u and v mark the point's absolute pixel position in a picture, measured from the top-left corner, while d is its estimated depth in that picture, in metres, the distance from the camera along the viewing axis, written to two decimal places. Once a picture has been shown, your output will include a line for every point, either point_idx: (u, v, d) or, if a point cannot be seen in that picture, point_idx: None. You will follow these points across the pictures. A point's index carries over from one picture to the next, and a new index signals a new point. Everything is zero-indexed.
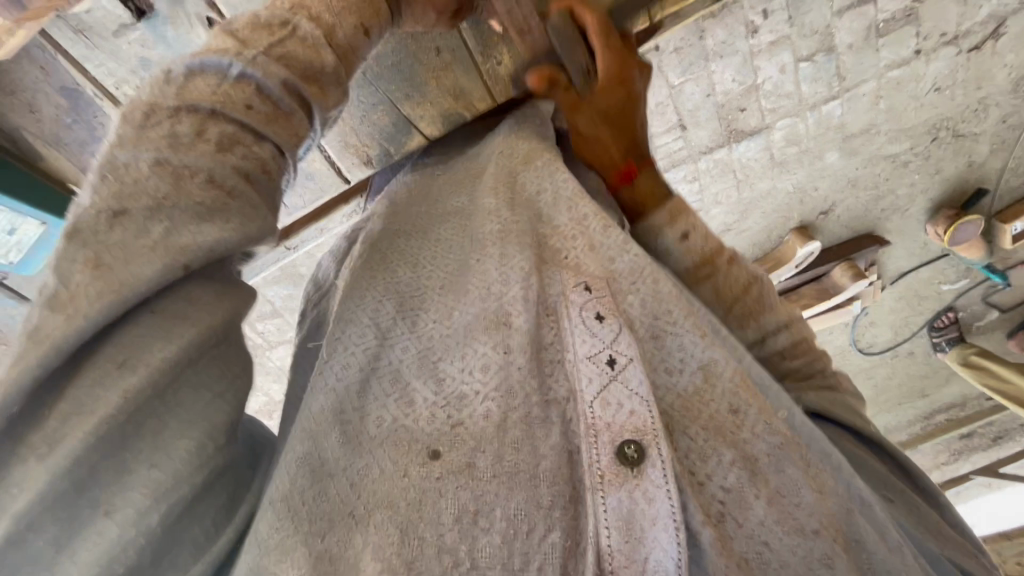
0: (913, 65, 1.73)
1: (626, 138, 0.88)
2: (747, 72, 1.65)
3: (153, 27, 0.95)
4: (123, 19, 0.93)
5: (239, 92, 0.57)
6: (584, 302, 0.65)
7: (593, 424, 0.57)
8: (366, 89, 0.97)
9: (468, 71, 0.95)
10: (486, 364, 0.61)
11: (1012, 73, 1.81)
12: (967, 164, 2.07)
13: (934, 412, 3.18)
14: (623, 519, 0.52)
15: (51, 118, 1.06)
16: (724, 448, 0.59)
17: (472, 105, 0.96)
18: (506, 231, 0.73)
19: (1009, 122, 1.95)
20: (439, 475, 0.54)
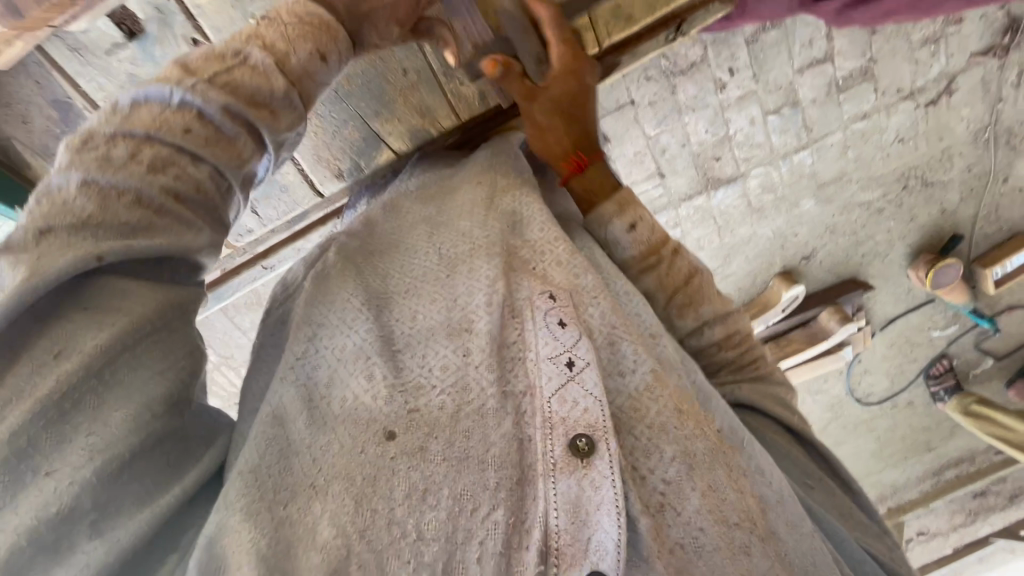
0: (875, 118, 1.84)
1: (579, 130, 0.90)
2: (717, 123, 1.75)
3: (145, 46, 0.78)
4: (114, 35, 0.76)
5: (179, 117, 0.60)
6: (547, 308, 0.67)
7: (549, 419, 0.59)
8: (338, 108, 1.01)
9: (434, 92, 1.02)
10: (447, 363, 0.64)
11: (970, 126, 1.93)
12: (940, 211, 2.15)
13: (943, 467, 3.06)
14: (570, 503, 0.55)
15: (34, 128, 0.81)
16: (665, 444, 0.60)
17: (436, 121, 1.05)
18: (475, 246, 0.76)
19: (974, 171, 2.06)
20: (396, 460, 0.56)
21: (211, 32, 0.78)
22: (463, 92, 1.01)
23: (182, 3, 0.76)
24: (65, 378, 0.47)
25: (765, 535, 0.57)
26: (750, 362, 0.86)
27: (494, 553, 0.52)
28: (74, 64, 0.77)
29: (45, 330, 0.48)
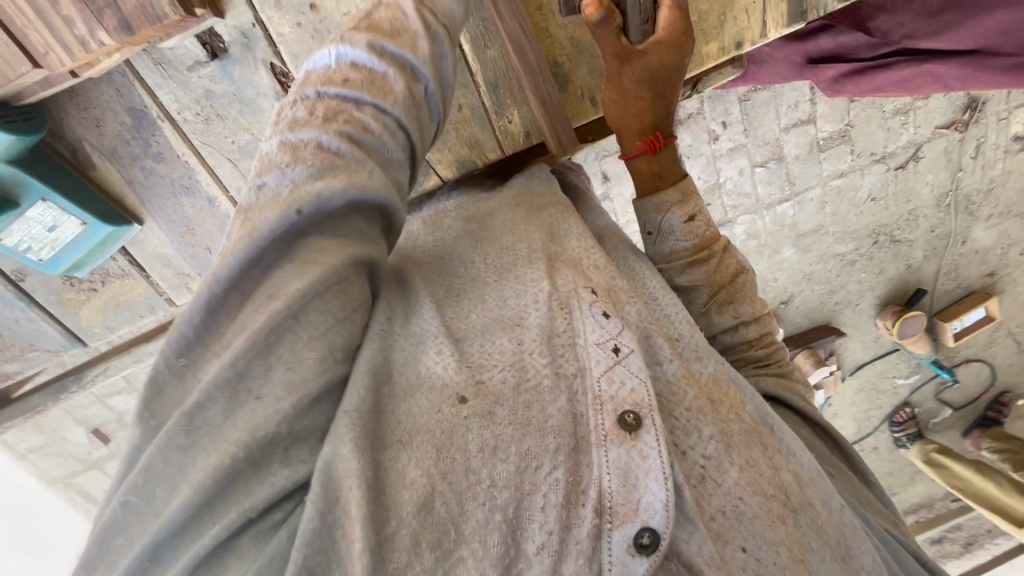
0: (850, 177, 2.01)
1: (664, 97, 0.75)
2: (709, 171, 1.88)
3: (225, 67, 0.83)
4: (199, 56, 0.82)
5: (342, 133, 0.51)
6: (589, 299, 0.61)
7: (599, 397, 0.54)
8: None
9: (484, 127, 1.00)
10: (505, 349, 0.56)
11: (934, 190, 2.08)
12: (906, 267, 2.24)
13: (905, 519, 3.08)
14: (621, 470, 0.50)
15: (105, 133, 0.84)
16: (705, 422, 0.57)
17: (483, 154, 1.01)
18: (516, 251, 0.69)
19: (938, 232, 2.17)
20: (468, 418, 0.50)
21: (287, 58, 0.84)
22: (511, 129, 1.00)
23: (266, 31, 0.82)
24: (251, 341, 0.44)
25: (801, 508, 0.58)
26: (774, 358, 0.83)
27: (556, 505, 0.48)
28: (156, 77, 0.82)
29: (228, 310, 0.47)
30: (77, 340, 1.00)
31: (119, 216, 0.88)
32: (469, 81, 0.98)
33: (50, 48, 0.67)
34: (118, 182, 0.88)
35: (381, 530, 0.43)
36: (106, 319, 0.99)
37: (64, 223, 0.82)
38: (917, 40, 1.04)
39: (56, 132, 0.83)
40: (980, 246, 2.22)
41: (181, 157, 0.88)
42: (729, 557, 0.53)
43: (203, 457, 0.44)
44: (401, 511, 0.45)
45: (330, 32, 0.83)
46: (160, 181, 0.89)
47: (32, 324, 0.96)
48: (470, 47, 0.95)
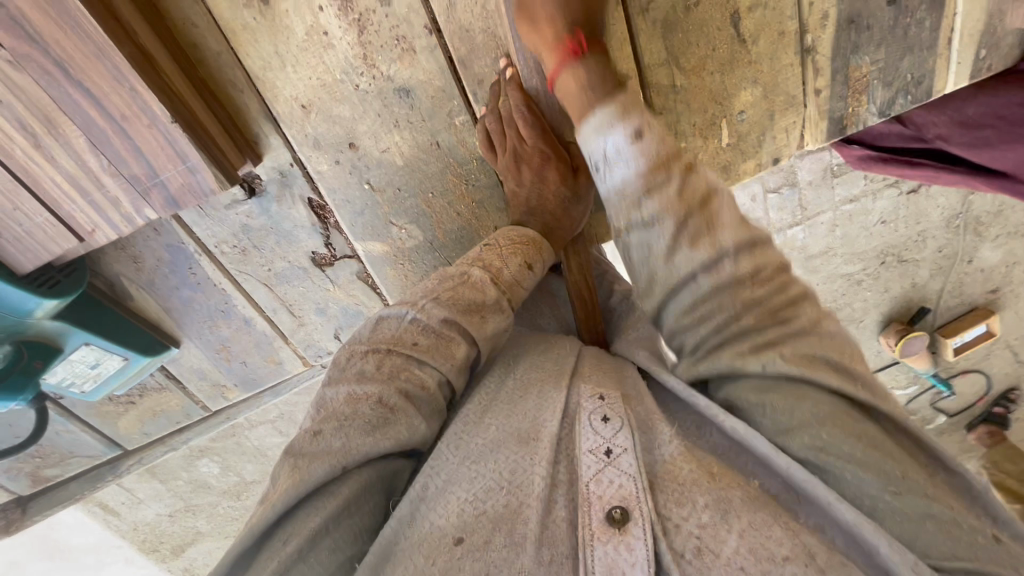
0: (862, 200, 1.64)
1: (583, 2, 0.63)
2: None
3: (262, 204, 0.83)
4: (235, 194, 0.81)
5: (410, 332, 0.70)
6: (592, 407, 0.64)
7: (587, 497, 0.56)
8: (372, 224, 0.88)
9: None
10: (513, 466, 0.61)
11: (945, 212, 1.71)
12: (911, 285, 1.90)
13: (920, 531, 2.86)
14: (607, 568, 0.51)
15: (142, 268, 0.83)
16: (697, 492, 0.53)
17: None
18: (541, 373, 0.74)
19: (944, 253, 1.81)
20: (461, 557, 0.54)
21: (325, 191, 0.83)
22: None
23: (305, 169, 0.81)
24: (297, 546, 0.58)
25: (827, 564, 0.46)
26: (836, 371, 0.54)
27: None
28: (193, 215, 0.81)
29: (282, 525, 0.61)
30: (116, 445, 1.02)
31: (158, 344, 0.89)
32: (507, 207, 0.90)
33: (96, 226, 0.66)
34: (156, 310, 0.88)
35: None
36: (144, 426, 1.01)
37: (107, 360, 0.83)
38: (949, 144, 1.01)
39: (94, 269, 0.82)
40: (986, 265, 1.85)
41: (218, 285, 0.88)
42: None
43: None
44: None
45: (369, 167, 0.83)
46: (197, 307, 0.89)
47: (71, 434, 0.98)
48: None
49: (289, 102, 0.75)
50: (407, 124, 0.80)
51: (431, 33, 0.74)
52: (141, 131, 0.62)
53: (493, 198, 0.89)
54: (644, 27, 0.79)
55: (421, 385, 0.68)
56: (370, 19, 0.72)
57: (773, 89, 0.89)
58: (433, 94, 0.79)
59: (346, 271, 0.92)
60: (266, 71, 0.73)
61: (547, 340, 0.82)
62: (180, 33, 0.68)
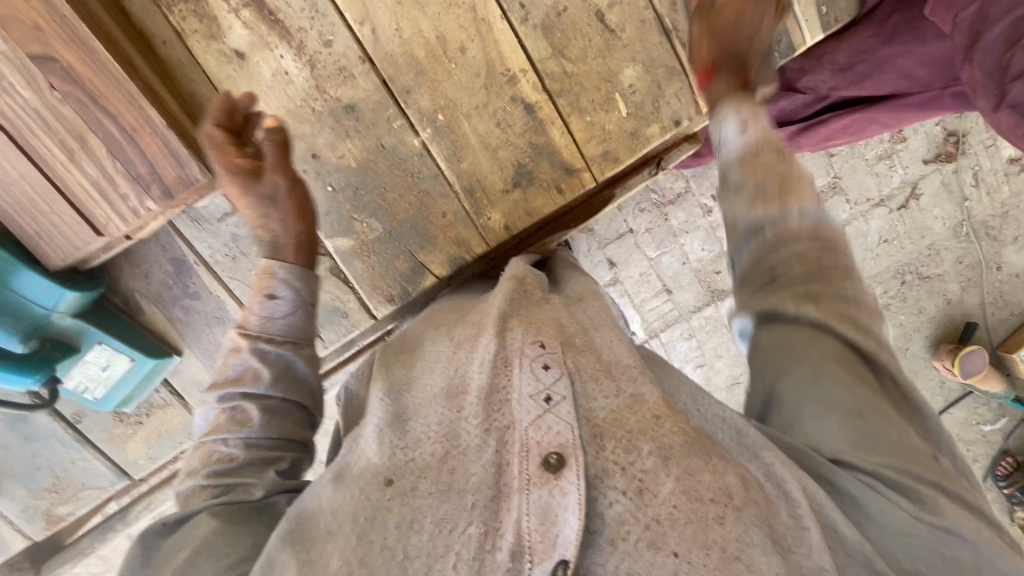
0: (854, 225, 1.85)
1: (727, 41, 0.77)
2: None
3: None
4: (223, 208, 1.00)
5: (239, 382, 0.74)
6: (534, 354, 0.63)
7: (524, 443, 0.56)
8: (334, 219, 1.04)
9: (469, 226, 1.09)
10: (441, 418, 0.61)
11: (947, 222, 1.89)
12: (945, 302, 2.00)
13: None
14: (541, 509, 0.52)
15: (152, 281, 1.01)
16: (642, 440, 0.55)
17: (471, 250, 1.10)
18: (477, 321, 0.71)
19: (966, 262, 1.96)
20: (390, 500, 0.55)
21: None
22: (492, 225, 1.10)
23: None
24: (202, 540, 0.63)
25: (742, 503, 0.53)
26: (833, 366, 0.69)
27: (468, 561, 0.51)
28: (192, 230, 0.99)
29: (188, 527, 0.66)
30: (124, 474, 1.09)
31: (163, 352, 1.01)
32: (448, 191, 1.07)
33: (110, 218, 0.85)
34: (163, 322, 1.03)
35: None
36: (149, 449, 1.09)
37: (116, 362, 0.96)
38: (843, 91, 1.12)
39: (113, 286, 0.99)
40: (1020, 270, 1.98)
41: (213, 291, 1.03)
42: (661, 565, 0.50)
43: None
44: None
45: (331, 173, 1.02)
46: (195, 315, 1.04)
47: (86, 462, 1.06)
48: (446, 163, 1.06)
49: (264, 127, 0.98)
50: (355, 133, 1.01)
51: (365, 62, 0.99)
52: (145, 138, 0.83)
53: (437, 186, 1.06)
54: (527, 32, 1.03)
55: (229, 456, 0.71)
56: (318, 58, 0.97)
57: (651, 64, 1.07)
58: (374, 107, 1.01)
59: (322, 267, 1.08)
60: None
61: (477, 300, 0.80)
62: (183, 87, 0.94)
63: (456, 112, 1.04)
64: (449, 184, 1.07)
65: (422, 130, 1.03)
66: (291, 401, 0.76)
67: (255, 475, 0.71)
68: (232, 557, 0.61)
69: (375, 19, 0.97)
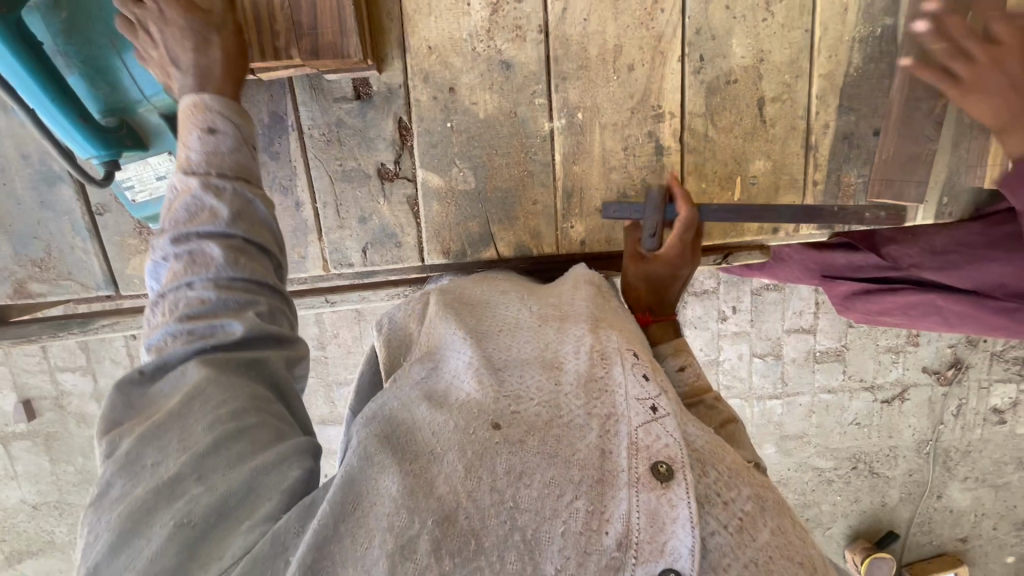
0: (839, 395, 1.92)
1: (654, 284, 0.96)
2: (711, 346, 1.84)
3: (364, 109, 1.00)
4: (345, 93, 0.99)
5: (193, 221, 0.64)
6: (632, 360, 0.64)
7: (635, 442, 0.56)
8: (436, 155, 1.03)
9: (550, 224, 1.09)
10: (542, 386, 0.61)
11: (916, 433, 1.98)
12: (881, 503, 2.07)
13: None
14: (649, 513, 0.52)
15: None
16: (743, 483, 0.57)
17: (540, 245, 1.10)
18: (563, 313, 0.75)
19: (914, 477, 2.04)
20: (498, 444, 0.55)
21: (415, 117, 1.01)
22: (571, 234, 1.10)
23: (407, 93, 1.00)
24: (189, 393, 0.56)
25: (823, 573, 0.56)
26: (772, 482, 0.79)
27: (575, 532, 0.51)
28: (305, 96, 0.99)
29: (175, 376, 0.59)
30: (112, 284, 1.03)
31: None
32: (550, 183, 1.07)
33: (286, 45, 0.87)
34: None
35: (401, 535, 0.49)
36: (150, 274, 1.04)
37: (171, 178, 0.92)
38: (923, 271, 1.16)
39: None
40: (954, 507, 2.08)
41: (293, 161, 1.02)
42: None
43: (168, 449, 0.54)
44: (425, 517, 0.50)
45: (456, 112, 1.02)
46: (266, 173, 1.02)
47: (83, 255, 1.02)
48: (561, 158, 1.06)
49: (421, 40, 0.98)
50: (499, 88, 1.01)
51: (541, 32, 0.99)
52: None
53: (542, 173, 1.06)
54: (692, 83, 1.05)
55: (200, 297, 0.61)
56: (503, 7, 0.98)
57: (780, 167, 1.10)
58: (526, 75, 1.01)
59: (400, 192, 1.05)
60: (415, 13, 0.97)
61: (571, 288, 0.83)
62: None
63: (595, 118, 1.04)
64: (553, 177, 1.07)
65: (557, 119, 1.03)
66: (255, 243, 0.67)
67: (233, 318, 0.61)
68: (230, 404, 0.56)
69: (570, 1, 0.99)
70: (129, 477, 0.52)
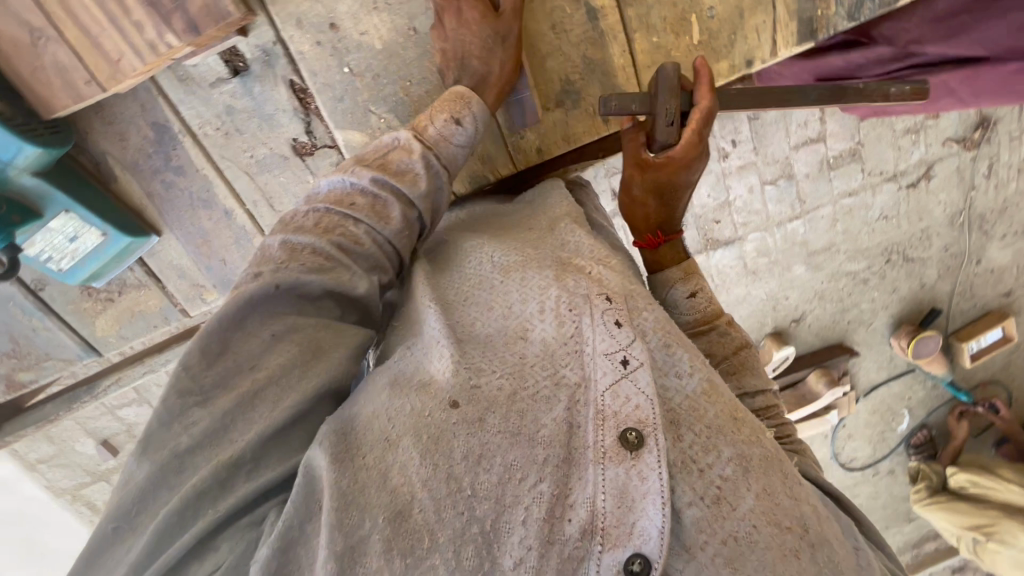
0: (861, 196, 1.81)
1: (667, 197, 0.84)
2: (718, 188, 1.72)
3: (246, 84, 0.86)
4: (220, 72, 0.84)
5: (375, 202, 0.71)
6: (603, 308, 0.64)
7: (602, 411, 0.58)
8: (345, 105, 0.88)
9: (497, 142, 0.97)
10: (506, 360, 0.61)
11: (947, 209, 1.89)
12: (919, 285, 2.03)
13: (923, 539, 2.71)
14: (617, 489, 0.55)
15: (128, 146, 0.87)
16: (726, 444, 0.59)
17: (496, 169, 0.99)
18: (525, 255, 0.73)
19: (951, 251, 1.97)
20: (457, 425, 0.56)
21: (306, 74, 0.86)
22: (524, 145, 0.98)
23: (287, 49, 0.85)
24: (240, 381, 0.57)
25: (816, 539, 0.57)
26: (786, 435, 0.80)
27: (539, 518, 0.53)
28: (179, 94, 0.84)
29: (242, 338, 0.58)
30: (92, 349, 1.01)
31: (137, 229, 0.90)
32: None
33: (122, 54, 0.71)
34: (138, 194, 0.90)
35: (352, 535, 0.50)
36: (120, 329, 1.01)
37: (84, 234, 0.84)
38: (925, 46, 1.01)
39: (81, 145, 0.85)
40: (994, 266, 2.03)
41: (201, 170, 0.90)
42: None
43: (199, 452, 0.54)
44: (375, 517, 0.51)
45: (350, 51, 0.86)
46: (180, 192, 0.91)
47: (49, 333, 0.98)
48: None
49: None
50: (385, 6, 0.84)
51: None
52: None
53: None
54: None
55: (358, 241, 0.68)
56: None
57: None
58: None
59: (326, 162, 0.93)
60: None
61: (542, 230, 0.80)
62: None
63: None
64: None
65: None
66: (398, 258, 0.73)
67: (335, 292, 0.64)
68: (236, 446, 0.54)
69: None
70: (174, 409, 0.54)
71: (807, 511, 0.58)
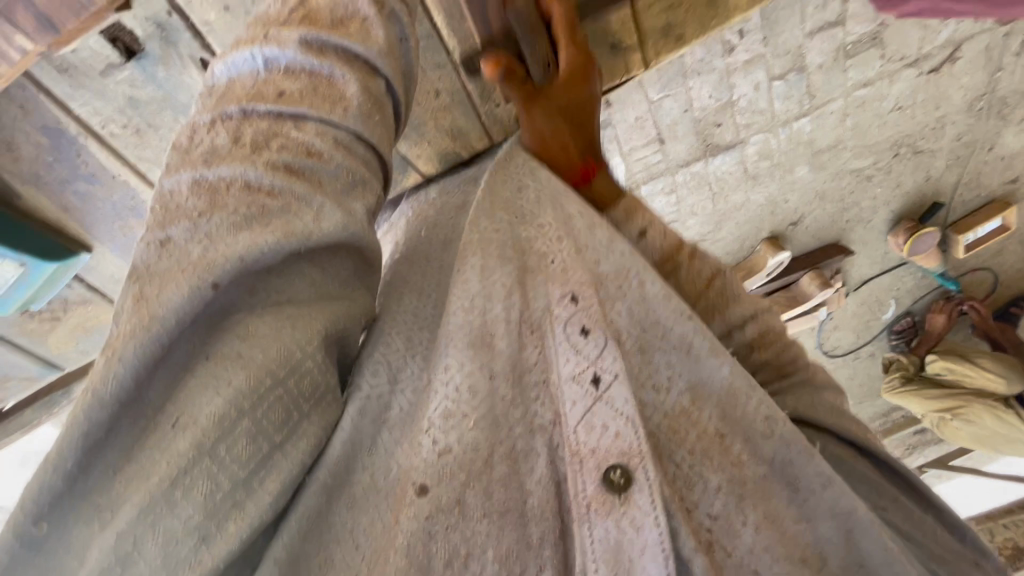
0: (877, 85, 1.55)
1: (584, 132, 0.74)
2: (722, 88, 1.43)
3: (145, 68, 0.69)
4: (110, 57, 0.67)
5: (306, 82, 0.49)
6: (566, 317, 0.54)
7: (577, 451, 0.49)
8: None
9: (468, 113, 0.83)
10: (473, 389, 0.50)
11: (968, 94, 1.65)
12: (924, 178, 1.90)
13: (894, 410, 2.87)
14: (610, 550, 0.46)
15: (20, 158, 0.73)
16: (712, 472, 0.52)
17: (470, 146, 0.85)
18: (483, 237, 0.59)
19: (964, 139, 1.79)
20: (431, 517, 0.45)
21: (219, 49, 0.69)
22: (501, 114, 0.84)
23: (188, 20, 0.67)
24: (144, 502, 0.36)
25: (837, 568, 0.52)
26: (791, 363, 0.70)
27: None
28: (65, 88, 0.69)
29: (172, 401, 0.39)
30: (54, 365, 0.99)
31: (60, 249, 0.80)
32: (442, 60, 0.78)
33: None
34: (55, 210, 0.80)
35: None
36: (78, 341, 0.98)
37: None
38: None
39: None
40: (1006, 152, 1.84)
41: (119, 177, 0.80)
42: None
43: None
44: None
45: None
46: (100, 205, 0.82)
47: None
48: (445, 21, 0.75)
49: None
50: None
51: None
52: None
53: (428, 52, 0.77)
54: None
55: (310, 152, 0.46)
56: None
57: None
58: None
59: None
60: None
61: (496, 163, 0.68)
62: None
63: None
64: (445, 47, 0.77)
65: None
66: (366, 142, 0.51)
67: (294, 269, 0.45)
68: None
69: None
70: (31, 564, 0.35)
71: (827, 533, 0.53)
